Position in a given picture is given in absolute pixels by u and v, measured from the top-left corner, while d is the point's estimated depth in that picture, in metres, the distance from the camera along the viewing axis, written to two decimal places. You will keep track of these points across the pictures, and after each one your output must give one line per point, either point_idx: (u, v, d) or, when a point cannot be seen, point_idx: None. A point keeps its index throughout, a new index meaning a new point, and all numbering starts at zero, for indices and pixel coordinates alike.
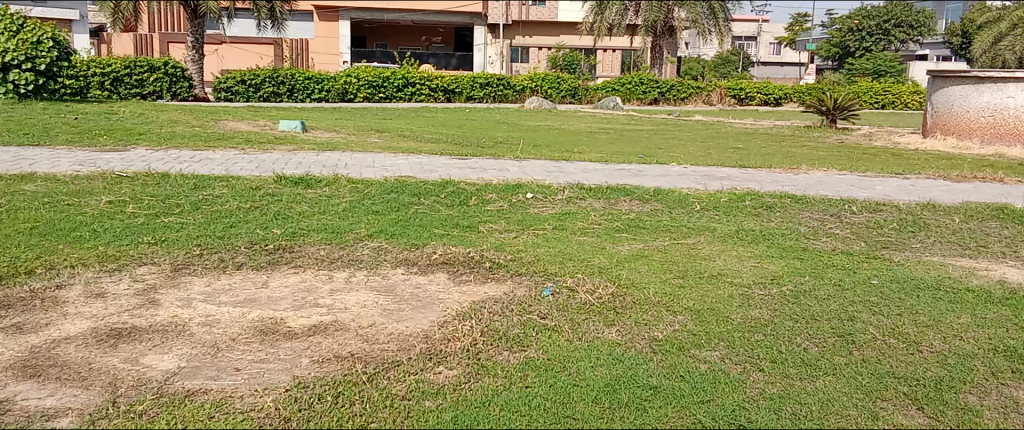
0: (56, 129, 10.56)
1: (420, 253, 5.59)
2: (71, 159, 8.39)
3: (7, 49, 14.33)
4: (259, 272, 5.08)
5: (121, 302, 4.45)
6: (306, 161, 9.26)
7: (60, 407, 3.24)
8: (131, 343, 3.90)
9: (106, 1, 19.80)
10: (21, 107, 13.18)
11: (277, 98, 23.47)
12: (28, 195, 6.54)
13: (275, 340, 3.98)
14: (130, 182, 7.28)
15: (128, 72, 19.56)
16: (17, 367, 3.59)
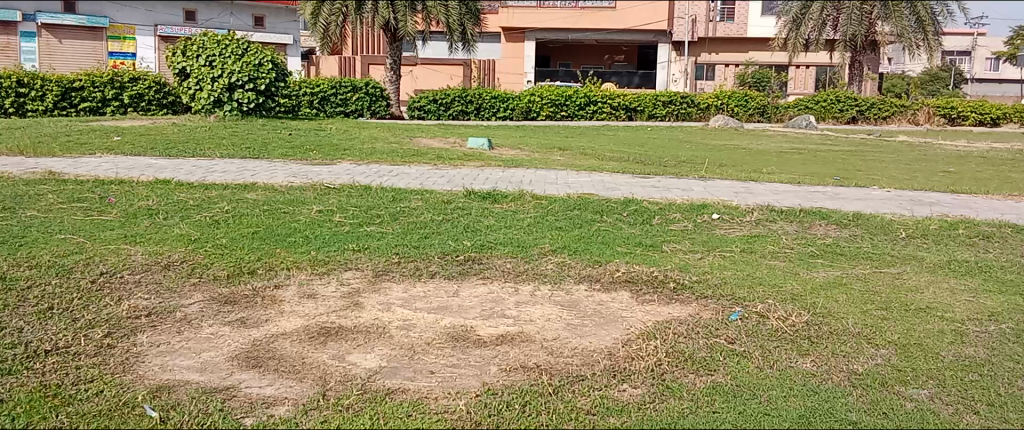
0: (273, 143, 11.62)
1: (603, 270, 5.62)
2: (286, 171, 9.22)
3: (233, 71, 16.02)
4: (450, 281, 5.32)
5: (328, 303, 4.83)
6: (493, 177, 9.59)
7: (278, 395, 3.56)
8: (339, 341, 4.22)
9: (317, 27, 21.62)
10: (244, 124, 14.59)
11: (465, 117, 24.35)
12: (251, 203, 7.25)
13: (466, 347, 4.16)
14: (337, 193, 7.89)
15: (334, 92, 21.13)
16: (242, 357, 3.99)
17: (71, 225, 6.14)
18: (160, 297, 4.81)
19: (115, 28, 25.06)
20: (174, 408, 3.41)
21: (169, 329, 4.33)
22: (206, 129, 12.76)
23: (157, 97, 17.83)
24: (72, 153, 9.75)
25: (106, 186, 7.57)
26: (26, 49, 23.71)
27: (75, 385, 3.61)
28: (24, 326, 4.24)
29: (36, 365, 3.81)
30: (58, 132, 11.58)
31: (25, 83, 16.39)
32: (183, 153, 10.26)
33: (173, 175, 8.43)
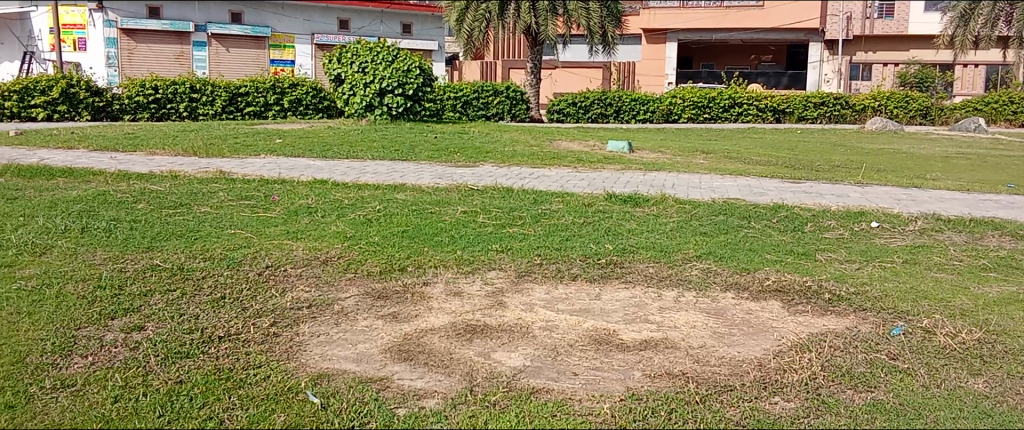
0: (419, 146, 12.03)
1: (752, 278, 5.44)
2: (432, 173, 9.53)
3: (384, 76, 16.74)
4: (593, 285, 5.33)
5: (474, 301, 4.95)
6: (634, 181, 9.49)
7: (428, 389, 3.70)
8: (484, 339, 4.32)
9: (462, 33, 22.23)
10: (393, 127, 15.17)
11: (604, 120, 24.20)
12: (400, 203, 7.55)
13: (609, 351, 4.15)
14: (481, 195, 8.07)
15: (476, 96, 21.58)
16: (394, 350, 4.17)
17: (239, 221, 6.61)
18: (319, 290, 5.10)
19: (276, 37, 24.80)
20: (332, 396, 3.61)
21: (328, 321, 4.58)
22: (358, 132, 13.37)
23: (314, 102, 18.83)
24: (239, 154, 10.50)
25: (269, 185, 8.08)
26: (199, 58, 23.35)
27: (245, 369, 3.90)
28: (200, 313, 4.62)
29: (211, 350, 4.13)
30: (227, 134, 12.49)
31: (197, 88, 17.76)
32: (338, 155, 10.82)
33: (329, 176, 8.89)
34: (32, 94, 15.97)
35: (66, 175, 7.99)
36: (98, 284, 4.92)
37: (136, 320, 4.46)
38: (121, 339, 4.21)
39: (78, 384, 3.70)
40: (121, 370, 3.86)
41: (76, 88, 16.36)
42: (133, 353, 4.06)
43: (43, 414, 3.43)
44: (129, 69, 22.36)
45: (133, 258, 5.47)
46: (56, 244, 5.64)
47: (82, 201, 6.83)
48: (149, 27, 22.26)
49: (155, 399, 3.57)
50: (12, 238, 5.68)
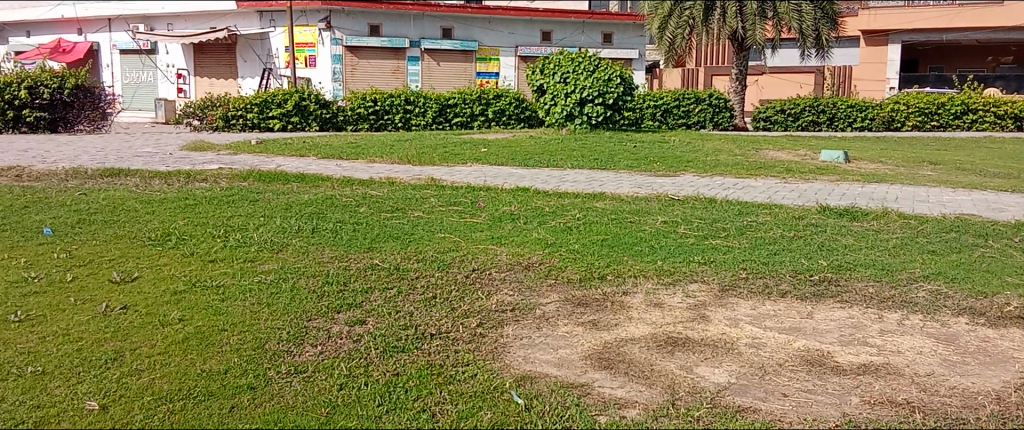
0: (619, 155, 12.02)
1: (989, 303, 4.92)
2: (632, 182, 9.49)
3: (585, 86, 16.90)
4: (804, 303, 5.05)
5: (676, 313, 4.87)
6: (850, 193, 8.89)
7: (629, 398, 3.69)
8: (686, 352, 4.24)
9: (664, 40, 21.93)
10: (594, 136, 15.25)
11: (816, 128, 22.66)
12: (601, 212, 7.58)
13: (823, 373, 3.92)
14: (682, 205, 7.93)
15: (678, 103, 21.15)
16: (594, 357, 4.20)
17: (448, 225, 6.95)
18: (522, 294, 5.25)
19: (483, 51, 25.52)
20: (536, 398, 3.71)
21: (530, 325, 4.70)
22: (559, 141, 13.59)
23: (516, 112, 19.47)
24: (448, 162, 11.06)
25: (476, 192, 8.44)
26: (412, 72, 24.71)
27: (454, 366, 4.10)
28: (414, 310, 4.92)
29: (424, 346, 4.39)
30: (438, 144, 13.15)
31: (411, 100, 18.75)
32: (539, 164, 11.07)
33: (532, 184, 9.14)
34: (270, 107, 17.61)
35: (299, 180, 8.82)
36: (326, 280, 5.38)
37: (358, 315, 4.83)
38: (345, 332, 4.57)
39: (309, 370, 4.07)
40: (345, 360, 4.19)
41: (307, 101, 17.91)
42: (356, 345, 4.40)
43: (279, 395, 3.80)
44: (353, 84, 23.79)
45: (356, 257, 5.92)
46: (290, 243, 6.23)
47: (312, 204, 7.50)
48: (369, 44, 23.71)
49: (374, 389, 3.86)
50: (255, 236, 6.35)
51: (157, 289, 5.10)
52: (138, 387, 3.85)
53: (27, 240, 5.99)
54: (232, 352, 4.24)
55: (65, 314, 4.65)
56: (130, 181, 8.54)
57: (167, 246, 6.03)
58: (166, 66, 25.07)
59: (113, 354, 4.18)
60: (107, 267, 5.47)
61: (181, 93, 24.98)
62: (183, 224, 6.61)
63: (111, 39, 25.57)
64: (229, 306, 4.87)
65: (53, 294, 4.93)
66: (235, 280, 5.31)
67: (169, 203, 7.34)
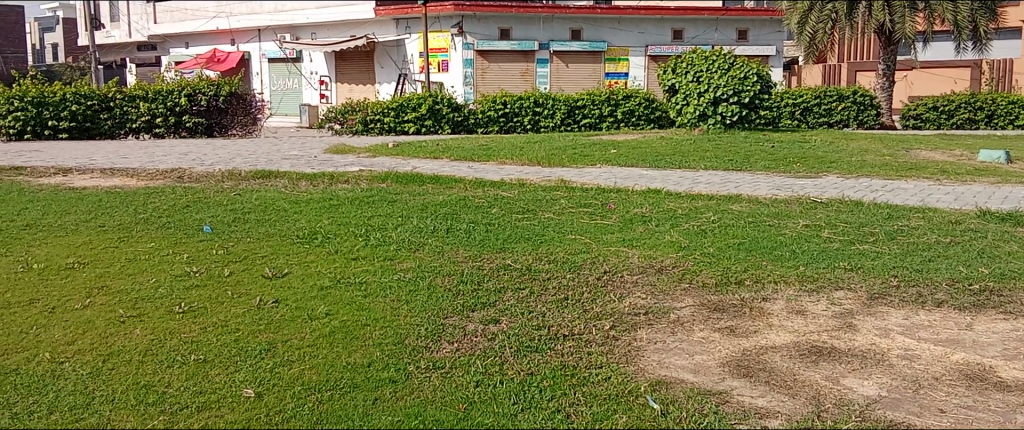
0: (756, 155, 11.64)
1: None
2: (770, 184, 9.16)
3: (719, 85, 16.48)
4: (962, 313, 4.72)
5: (820, 321, 4.66)
6: (1014, 196, 8.21)
7: (771, 408, 3.60)
8: (832, 362, 4.06)
9: (803, 36, 21.00)
10: (729, 136, 14.81)
11: (973, 125, 21.12)
12: (736, 214, 7.36)
13: (984, 389, 3.72)
14: (825, 208, 7.58)
15: (818, 101, 20.27)
16: (732, 364, 4.09)
17: (579, 227, 6.95)
18: (655, 298, 5.17)
19: (612, 51, 25.22)
20: (672, 403, 3.68)
21: (664, 329, 4.63)
22: (691, 142, 13.33)
23: (646, 113, 19.29)
24: (578, 164, 11.05)
25: (606, 193, 8.39)
26: (541, 74, 24.78)
27: (588, 368, 4.12)
28: (546, 311, 4.95)
29: (557, 346, 4.42)
30: (568, 145, 13.17)
31: (541, 102, 18.87)
32: (671, 165, 10.88)
33: (664, 186, 8.99)
34: (405, 111, 18.13)
35: (434, 181, 9.07)
36: (461, 279, 5.51)
37: (492, 314, 4.91)
38: (480, 330, 4.67)
39: (447, 366, 4.19)
40: (480, 357, 4.29)
41: (439, 105, 18.29)
42: (490, 343, 4.48)
43: (419, 390, 3.94)
44: (483, 87, 24.19)
45: (489, 257, 6.03)
46: (427, 242, 6.42)
47: (446, 205, 7.69)
48: (499, 47, 24.02)
49: (509, 387, 3.94)
50: (393, 235, 6.58)
51: (305, 284, 5.38)
52: (289, 377, 4.08)
53: (189, 237, 6.46)
54: (374, 347, 4.41)
55: (223, 306, 4.99)
56: (280, 182, 9.07)
57: (313, 244, 6.35)
58: (310, 73, 26.46)
59: (267, 345, 4.44)
60: (259, 263, 5.82)
61: (323, 98, 26.31)
62: (327, 223, 6.94)
63: (260, 48, 27.27)
64: (370, 301, 5.07)
65: (212, 288, 5.30)
66: (376, 278, 5.53)
67: (314, 204, 7.72)
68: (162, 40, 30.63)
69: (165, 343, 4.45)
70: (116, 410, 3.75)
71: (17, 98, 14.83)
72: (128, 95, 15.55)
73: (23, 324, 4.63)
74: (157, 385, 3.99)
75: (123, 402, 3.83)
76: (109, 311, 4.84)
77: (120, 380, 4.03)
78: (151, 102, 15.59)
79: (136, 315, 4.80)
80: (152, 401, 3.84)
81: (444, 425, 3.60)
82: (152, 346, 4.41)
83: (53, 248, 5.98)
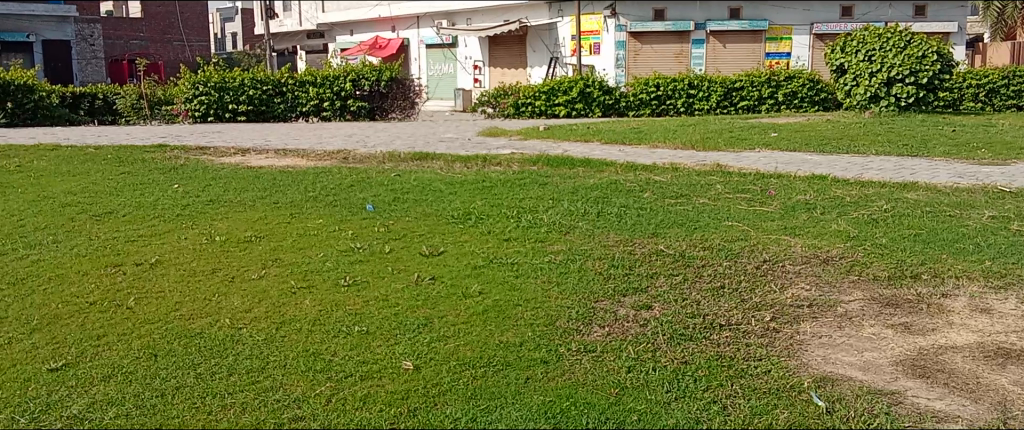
0: (935, 140, 10.78)
1: None
2: (950, 171, 8.45)
3: (894, 64, 15.35)
4: None
5: (1007, 322, 4.31)
6: None
7: (951, 412, 3.41)
8: (1021, 367, 3.79)
9: None
10: (903, 119, 13.74)
11: None
12: (911, 203, 6.84)
13: None
14: (1015, 198, 6.90)
15: (1006, 82, 18.44)
16: (906, 364, 3.86)
17: (737, 213, 6.68)
18: (820, 290, 4.90)
19: (774, 29, 23.97)
20: (839, 401, 3.53)
21: (830, 323, 4.39)
22: (861, 125, 12.52)
23: (810, 95, 18.36)
24: (734, 148, 10.65)
25: (766, 179, 8.04)
26: (696, 55, 23.99)
27: (746, 360, 3.99)
28: (701, 299, 4.81)
29: (712, 336, 4.29)
30: (724, 129, 12.73)
31: (695, 84, 18.29)
32: (838, 150, 10.27)
33: (829, 172, 8.49)
34: (556, 94, 18.10)
35: (585, 165, 9.02)
36: (612, 263, 5.45)
37: (645, 299, 4.83)
38: (632, 315, 4.61)
39: (599, 350, 4.17)
40: (633, 343, 4.24)
41: (591, 88, 18.12)
42: (643, 329, 4.42)
43: (571, 372, 3.95)
44: (636, 69, 23.79)
45: (641, 242, 5.92)
46: (577, 225, 6.40)
47: (598, 188, 7.64)
48: (653, 28, 23.53)
49: (663, 374, 3.88)
50: (545, 218, 6.62)
51: (460, 263, 5.52)
52: (445, 352, 4.19)
53: (353, 215, 6.78)
54: (526, 327, 4.46)
55: (383, 281, 5.20)
56: (436, 164, 9.32)
57: (468, 224, 6.49)
58: (465, 58, 27.04)
59: (424, 320, 4.59)
60: (417, 241, 6.02)
61: (477, 82, 26.78)
62: (481, 204, 7.07)
63: (418, 35, 28.19)
64: (523, 282, 5.13)
65: (374, 263, 5.54)
66: (528, 259, 5.58)
67: (468, 185, 7.87)
68: (329, 28, 32.32)
69: (331, 314, 4.70)
70: (288, 375, 4.00)
71: (202, 84, 16.07)
72: (298, 81, 16.52)
73: (206, 291, 5.02)
74: (324, 354, 4.22)
75: (293, 368, 4.08)
76: (282, 282, 5.18)
77: (291, 347, 4.29)
78: (319, 87, 16.54)
79: (306, 287, 5.09)
80: (319, 368, 4.06)
81: (597, 408, 3.58)
82: (320, 316, 4.66)
83: (233, 223, 6.45)
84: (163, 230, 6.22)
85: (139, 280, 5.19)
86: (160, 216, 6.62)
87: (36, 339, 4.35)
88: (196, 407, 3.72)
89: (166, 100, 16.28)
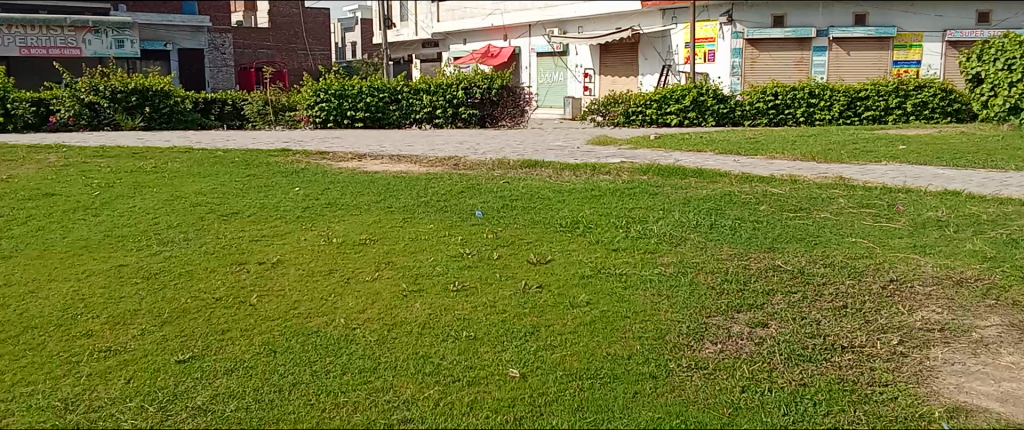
0: None
1: None
2: None
3: None
4: None
5: None
6: None
7: None
8: None
9: None
10: None
11: None
12: None
13: None
14: None
15: None
16: None
17: (860, 229, 6.36)
18: (953, 313, 4.59)
19: (903, 36, 22.77)
20: None
21: (963, 349, 4.13)
22: (998, 138, 11.70)
23: (942, 105, 17.45)
24: (858, 160, 10.17)
25: (893, 193, 7.62)
26: (818, 63, 23.05)
27: (870, 386, 3.81)
28: (821, 319, 4.59)
29: (834, 358, 4.11)
30: (846, 140, 12.18)
31: (816, 93, 17.64)
32: (973, 164, 9.63)
33: (963, 187, 7.96)
34: (668, 103, 17.79)
35: (698, 175, 8.81)
36: (726, 278, 5.28)
37: (761, 317, 4.66)
38: (746, 333, 4.45)
39: (711, 367, 4.04)
40: (748, 362, 4.10)
41: (705, 96, 17.70)
42: (758, 348, 4.26)
43: (682, 389, 3.85)
44: (752, 77, 23.12)
45: (757, 257, 5.71)
46: (689, 237, 6.24)
47: (711, 199, 7.44)
48: (772, 35, 22.78)
49: (780, 397, 3.75)
50: (656, 228, 6.49)
51: (568, 272, 5.48)
52: (552, 361, 4.16)
53: (463, 221, 6.87)
54: (635, 339, 4.37)
55: (492, 287, 5.22)
56: (545, 172, 9.33)
57: (576, 233, 6.45)
58: (575, 66, 26.99)
59: (532, 328, 4.57)
60: (526, 249, 6.02)
61: (587, 91, 26.66)
62: (589, 213, 7.01)
63: (530, 43, 28.40)
64: (632, 293, 5.04)
65: (483, 269, 5.58)
66: (637, 270, 5.48)
67: (577, 194, 7.82)
68: (443, 37, 33.06)
69: (441, 318, 4.75)
70: (398, 377, 4.07)
71: (322, 91, 16.70)
72: (413, 89, 16.94)
73: (322, 291, 5.19)
74: (433, 357, 4.27)
75: (404, 370, 4.14)
76: (394, 285, 5.29)
77: (402, 349, 4.37)
78: (433, 95, 16.88)
79: (417, 291, 5.18)
80: (428, 372, 4.11)
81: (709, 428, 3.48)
82: (429, 320, 4.73)
83: (349, 225, 6.65)
84: (284, 231, 6.48)
85: (262, 278, 5.42)
86: (282, 217, 6.91)
87: (165, 331, 4.60)
88: (311, 404, 3.83)
89: (289, 107, 16.95)
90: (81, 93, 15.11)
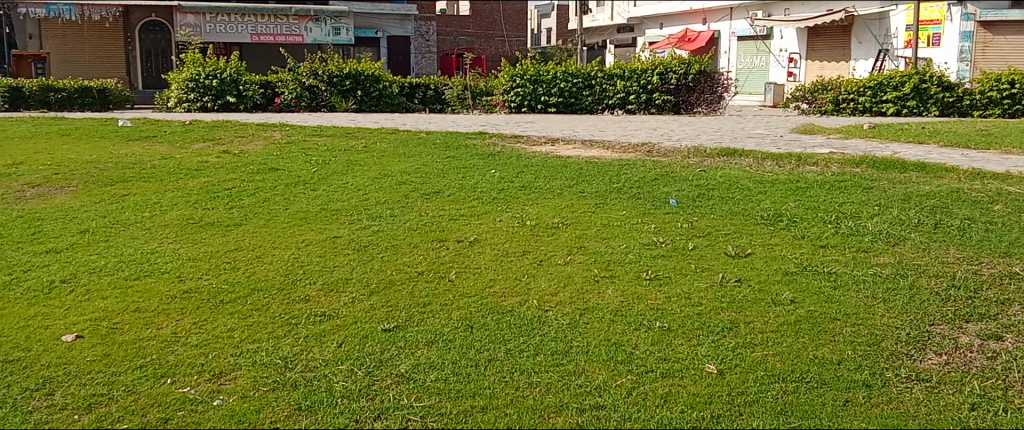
0: None
1: None
2: None
3: None
4: None
5: None
6: None
7: None
8: None
9: None
10: None
11: None
12: None
13: None
14: None
15: None
16: None
17: None
18: None
19: None
20: None
21: None
22: None
23: None
24: None
25: None
26: None
27: None
28: None
29: None
30: None
31: None
32: None
33: None
34: (885, 90, 16.40)
35: (919, 169, 8.06)
36: (953, 283, 4.78)
37: (994, 329, 4.18)
38: (977, 345, 4.02)
39: (934, 380, 3.70)
40: (979, 378, 3.71)
41: (927, 84, 16.22)
42: (991, 363, 3.84)
43: (900, 401, 3.55)
44: (984, 64, 20.64)
45: (990, 262, 5.12)
46: (909, 237, 5.71)
47: (935, 196, 6.76)
48: (1010, 16, 20.28)
49: (1016, 420, 3.38)
50: (869, 225, 5.99)
51: (769, 267, 5.19)
52: (752, 360, 3.96)
53: (657, 209, 6.71)
54: (845, 344, 4.06)
55: (686, 278, 5.07)
56: (745, 161, 8.93)
57: (779, 226, 6.11)
58: (779, 51, 25.66)
59: (729, 323, 4.38)
60: (723, 241, 5.78)
61: (791, 76, 25.27)
62: (794, 206, 6.60)
63: (731, 27, 27.47)
64: (843, 295, 4.67)
65: (677, 259, 5.42)
66: (847, 269, 5.08)
67: (780, 185, 7.41)
68: (639, 22, 32.76)
69: (634, 306, 4.67)
70: (591, 362, 4.04)
71: (518, 76, 17.03)
72: (607, 74, 16.85)
73: (516, 271, 5.28)
74: (625, 345, 4.20)
75: (596, 355, 4.11)
76: (587, 269, 5.27)
77: (594, 335, 4.33)
78: (627, 80, 16.74)
79: (609, 277, 5.13)
80: (621, 359, 4.05)
81: None
82: (622, 308, 4.66)
83: (543, 208, 6.72)
84: (480, 211, 6.66)
85: (460, 255, 5.60)
86: (479, 198, 7.10)
87: (372, 301, 4.87)
88: (505, 381, 3.89)
89: (486, 91, 17.33)
90: (302, 77, 16.41)
